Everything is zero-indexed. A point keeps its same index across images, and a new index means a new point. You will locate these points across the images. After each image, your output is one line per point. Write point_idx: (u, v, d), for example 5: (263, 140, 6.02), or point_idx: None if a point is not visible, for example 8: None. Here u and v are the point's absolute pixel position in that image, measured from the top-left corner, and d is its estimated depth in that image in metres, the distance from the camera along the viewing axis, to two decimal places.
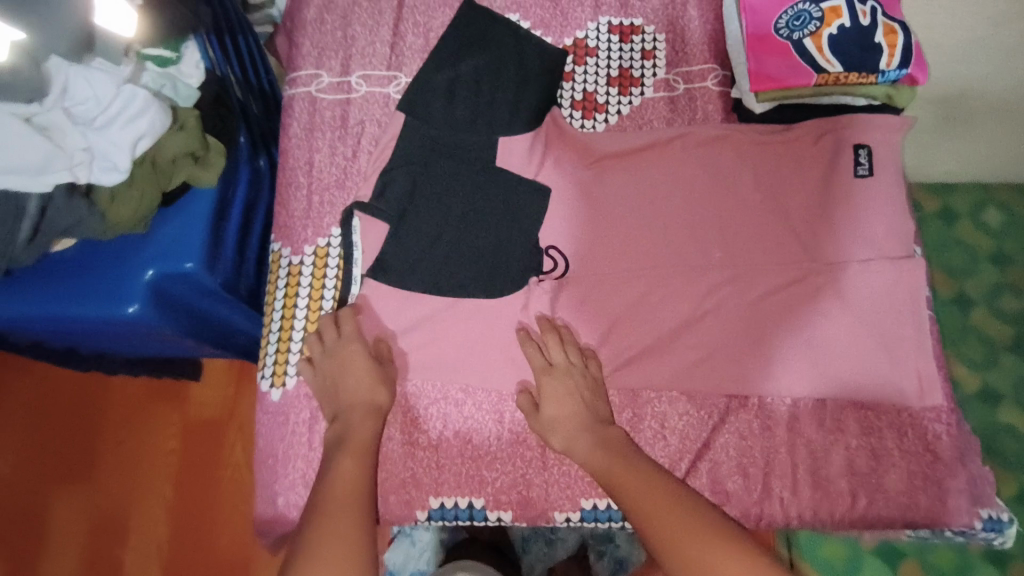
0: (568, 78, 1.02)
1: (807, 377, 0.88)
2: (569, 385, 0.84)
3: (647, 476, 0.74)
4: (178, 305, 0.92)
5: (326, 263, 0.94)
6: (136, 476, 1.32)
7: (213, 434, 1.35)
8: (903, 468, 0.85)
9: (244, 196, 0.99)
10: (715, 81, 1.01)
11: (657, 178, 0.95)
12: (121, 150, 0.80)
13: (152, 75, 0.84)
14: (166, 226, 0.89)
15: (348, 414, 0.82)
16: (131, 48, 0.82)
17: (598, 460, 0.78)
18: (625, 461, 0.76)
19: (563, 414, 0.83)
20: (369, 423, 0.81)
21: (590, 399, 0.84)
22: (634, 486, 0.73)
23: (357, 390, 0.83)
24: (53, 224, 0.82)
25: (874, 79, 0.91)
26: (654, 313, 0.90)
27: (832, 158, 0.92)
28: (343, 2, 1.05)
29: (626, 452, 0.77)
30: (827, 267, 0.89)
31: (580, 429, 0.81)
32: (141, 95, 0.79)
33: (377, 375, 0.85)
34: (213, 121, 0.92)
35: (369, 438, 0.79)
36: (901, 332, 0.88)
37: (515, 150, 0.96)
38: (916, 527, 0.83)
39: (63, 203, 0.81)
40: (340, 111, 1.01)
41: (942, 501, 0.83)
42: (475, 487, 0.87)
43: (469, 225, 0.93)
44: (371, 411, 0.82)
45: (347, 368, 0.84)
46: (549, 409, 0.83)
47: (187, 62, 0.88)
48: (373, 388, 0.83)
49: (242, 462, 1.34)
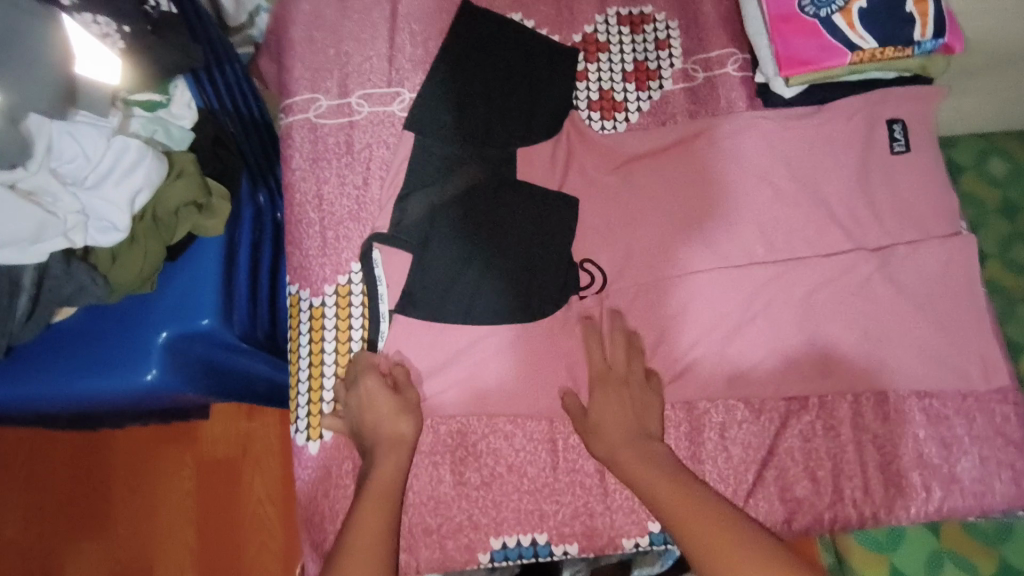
0: (582, 77, 0.97)
1: (868, 370, 0.85)
2: (621, 395, 0.79)
3: (684, 490, 0.68)
4: (197, 366, 0.84)
5: (350, 302, 0.88)
6: (154, 532, 1.22)
7: (228, 475, 1.24)
8: (975, 454, 0.83)
9: (250, 237, 0.92)
10: (736, 66, 0.97)
11: (691, 176, 0.90)
12: (119, 208, 0.72)
13: (141, 121, 0.78)
14: (175, 281, 0.82)
15: (373, 447, 0.77)
16: (117, 96, 0.75)
17: (632, 474, 0.73)
18: (661, 472, 0.71)
19: (606, 423, 0.77)
20: (394, 464, 0.74)
21: (639, 413, 0.79)
22: (669, 500, 0.68)
23: (380, 428, 0.77)
24: (54, 295, 0.74)
25: (909, 52, 0.88)
26: (704, 319, 0.86)
27: (868, 133, 0.91)
28: (332, 17, 0.98)
29: (661, 462, 0.72)
30: (875, 253, 0.87)
31: (624, 435, 0.76)
32: (134, 146, 0.72)
33: (399, 405, 0.79)
34: (213, 163, 0.85)
35: (392, 480, 0.73)
36: (959, 314, 0.85)
37: (537, 160, 0.91)
38: (995, 512, 0.82)
39: (62, 272, 0.73)
40: (344, 136, 0.94)
41: (1019, 484, 0.82)
42: (536, 522, 0.82)
43: (498, 246, 0.86)
44: (396, 450, 0.76)
45: (368, 400, 0.79)
46: (595, 414, 0.79)
47: (177, 104, 0.81)
48: (396, 418, 0.78)
49: (264, 500, 1.24)
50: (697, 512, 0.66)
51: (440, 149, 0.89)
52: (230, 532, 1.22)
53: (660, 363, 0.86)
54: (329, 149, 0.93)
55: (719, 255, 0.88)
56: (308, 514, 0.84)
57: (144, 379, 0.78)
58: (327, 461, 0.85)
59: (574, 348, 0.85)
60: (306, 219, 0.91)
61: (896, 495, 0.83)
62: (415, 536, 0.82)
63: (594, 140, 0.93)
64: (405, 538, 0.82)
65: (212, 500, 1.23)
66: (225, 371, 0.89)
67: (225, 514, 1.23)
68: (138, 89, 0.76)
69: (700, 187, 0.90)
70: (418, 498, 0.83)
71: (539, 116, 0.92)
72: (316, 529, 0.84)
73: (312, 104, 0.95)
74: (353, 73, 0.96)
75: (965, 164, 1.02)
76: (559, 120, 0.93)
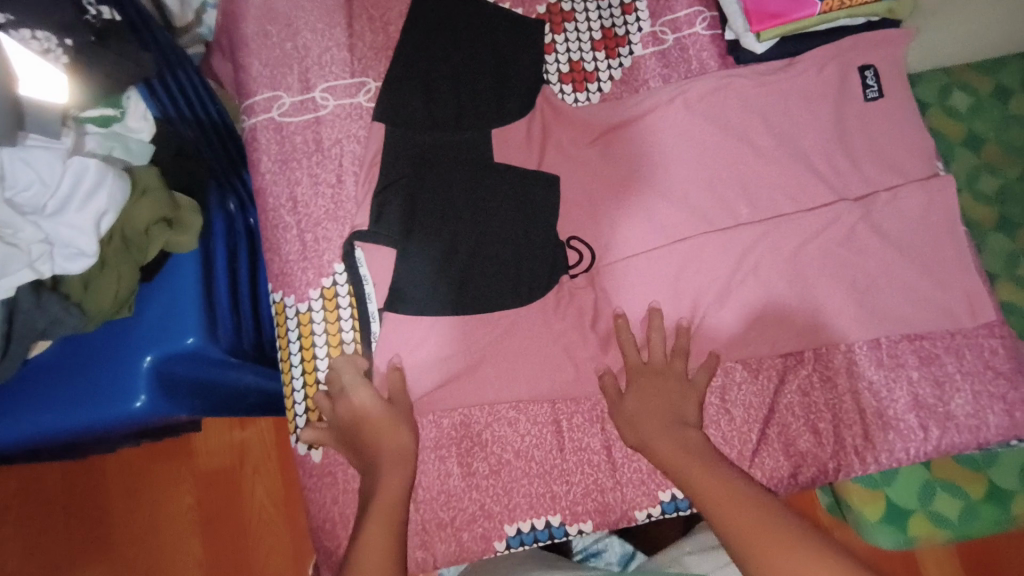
0: (550, 50, 0.96)
1: (861, 321, 0.85)
2: (660, 386, 0.80)
3: (731, 490, 0.69)
4: (188, 386, 0.81)
5: (338, 304, 0.87)
6: (159, 548, 1.20)
7: (229, 484, 1.23)
8: (967, 390, 0.85)
9: (226, 247, 0.89)
10: (704, 25, 0.97)
11: (667, 142, 0.89)
12: (84, 232, 0.68)
13: (96, 139, 0.73)
14: (153, 303, 0.79)
15: (372, 459, 0.76)
16: (67, 115, 0.71)
17: (676, 471, 0.73)
18: (710, 470, 0.71)
19: (642, 416, 0.78)
20: (398, 477, 0.74)
21: (682, 400, 0.79)
22: (717, 498, 0.69)
23: (379, 439, 0.76)
24: (27, 330, 0.70)
25: None
26: (696, 285, 0.86)
27: (842, 84, 0.90)
28: (284, 8, 0.93)
29: (709, 460, 0.73)
30: (858, 204, 0.87)
31: (660, 424, 0.77)
32: (93, 165, 0.69)
33: (394, 416, 0.78)
34: (178, 176, 0.82)
35: (396, 493, 0.72)
36: (942, 256, 0.86)
37: (514, 140, 0.89)
38: (990, 443, 0.85)
39: (34, 307, 0.69)
40: (311, 134, 0.91)
41: (1010, 415, 0.84)
42: (549, 504, 0.83)
43: (483, 233, 0.86)
44: (397, 463, 0.75)
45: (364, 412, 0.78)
46: (631, 401, 0.80)
47: (133, 116, 0.77)
48: (393, 429, 0.77)
49: (269, 505, 1.22)
50: (746, 509, 0.66)
51: (415, 138, 0.87)
52: (237, 540, 1.21)
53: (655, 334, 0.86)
54: (298, 149, 0.90)
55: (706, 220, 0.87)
56: (317, 522, 0.83)
57: (133, 406, 0.75)
58: (331, 467, 0.84)
59: (570, 327, 0.85)
60: (283, 223, 0.88)
61: (896, 439, 0.84)
62: (428, 531, 0.82)
63: (571, 115, 0.91)
64: (419, 534, 0.82)
65: (216, 511, 1.22)
66: (217, 388, 0.87)
67: (231, 523, 1.22)
68: (89, 105, 0.72)
69: (679, 153, 0.89)
70: (428, 493, 0.83)
71: (509, 95, 0.90)
72: (326, 535, 0.83)
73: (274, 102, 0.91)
74: (313, 66, 0.92)
75: (930, 100, 1.00)
76: (531, 98, 0.90)
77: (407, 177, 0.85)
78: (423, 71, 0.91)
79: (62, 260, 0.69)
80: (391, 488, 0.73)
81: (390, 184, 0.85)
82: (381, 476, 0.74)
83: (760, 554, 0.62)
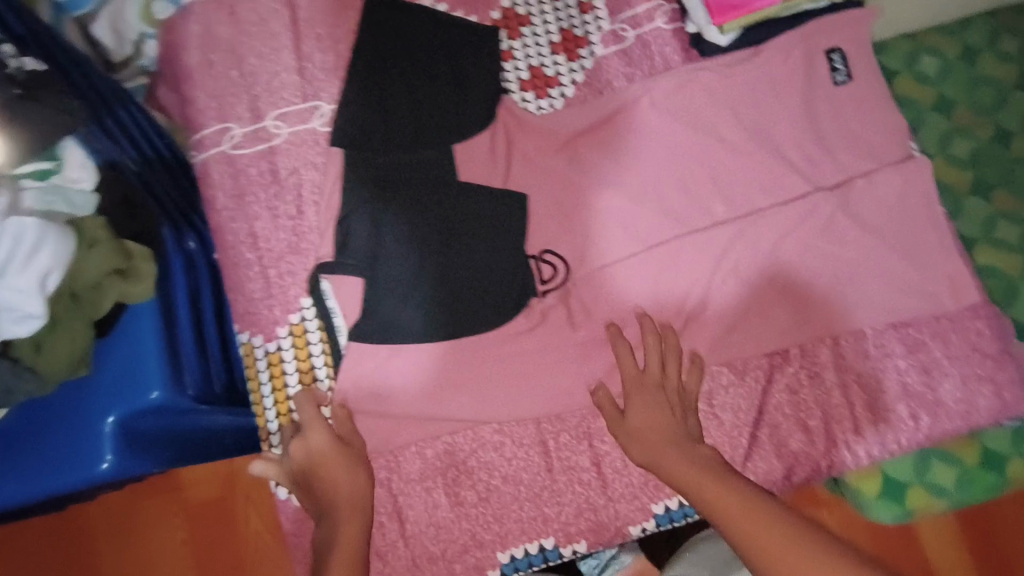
0: (508, 57, 0.91)
1: (841, 314, 0.84)
2: (659, 401, 0.75)
3: (753, 510, 0.61)
4: (157, 439, 0.79)
5: (308, 341, 0.84)
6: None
7: (217, 518, 1.16)
8: (955, 374, 0.84)
9: (187, 290, 0.86)
10: (665, 18, 0.92)
11: (634, 145, 0.87)
12: (32, 295, 0.64)
13: (34, 194, 0.67)
14: (113, 357, 0.76)
15: (330, 513, 0.71)
16: (5, 185, 0.64)
17: (688, 487, 0.67)
18: (725, 483, 0.65)
19: (644, 433, 0.73)
20: (356, 527, 0.69)
21: (680, 415, 0.74)
22: (733, 511, 0.61)
23: (336, 487, 0.72)
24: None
25: None
26: (675, 289, 0.85)
27: (810, 68, 0.87)
28: (227, 35, 0.91)
29: (723, 474, 0.66)
30: (834, 193, 0.85)
31: (665, 440, 0.72)
32: (32, 225, 0.63)
33: (351, 457, 0.75)
34: (128, 223, 0.78)
35: (356, 542, 0.68)
36: (924, 239, 0.85)
37: (478, 154, 0.86)
38: (982, 426, 0.83)
39: None
40: (267, 165, 0.88)
41: (1000, 397, 0.83)
42: (541, 527, 0.81)
43: (453, 255, 0.82)
44: (354, 513, 0.70)
45: (322, 461, 0.74)
46: (635, 418, 0.75)
47: (70, 165, 0.70)
48: (351, 474, 0.73)
49: (264, 530, 1.16)
50: (753, 516, 0.60)
51: (373, 161, 0.84)
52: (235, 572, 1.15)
53: (633, 344, 0.83)
54: (254, 181, 0.88)
55: (678, 221, 0.86)
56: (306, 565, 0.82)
57: (100, 468, 0.73)
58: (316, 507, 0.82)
59: (553, 345, 0.83)
60: (245, 260, 0.86)
61: (885, 430, 0.83)
62: (420, 566, 0.80)
63: (534, 123, 0.87)
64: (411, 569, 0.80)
65: (208, 547, 1.16)
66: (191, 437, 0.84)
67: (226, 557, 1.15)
68: (23, 161, 0.65)
69: (645, 155, 0.87)
70: (417, 526, 0.81)
71: (467, 107, 0.87)
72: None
73: (224, 133, 0.89)
74: (263, 94, 0.89)
75: (900, 66, 0.94)
76: (491, 108, 0.87)
77: (367, 205, 0.82)
78: (374, 92, 0.87)
79: (9, 324, 0.64)
80: (353, 542, 0.67)
81: (352, 213, 0.82)
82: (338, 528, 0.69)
83: (783, 564, 0.55)
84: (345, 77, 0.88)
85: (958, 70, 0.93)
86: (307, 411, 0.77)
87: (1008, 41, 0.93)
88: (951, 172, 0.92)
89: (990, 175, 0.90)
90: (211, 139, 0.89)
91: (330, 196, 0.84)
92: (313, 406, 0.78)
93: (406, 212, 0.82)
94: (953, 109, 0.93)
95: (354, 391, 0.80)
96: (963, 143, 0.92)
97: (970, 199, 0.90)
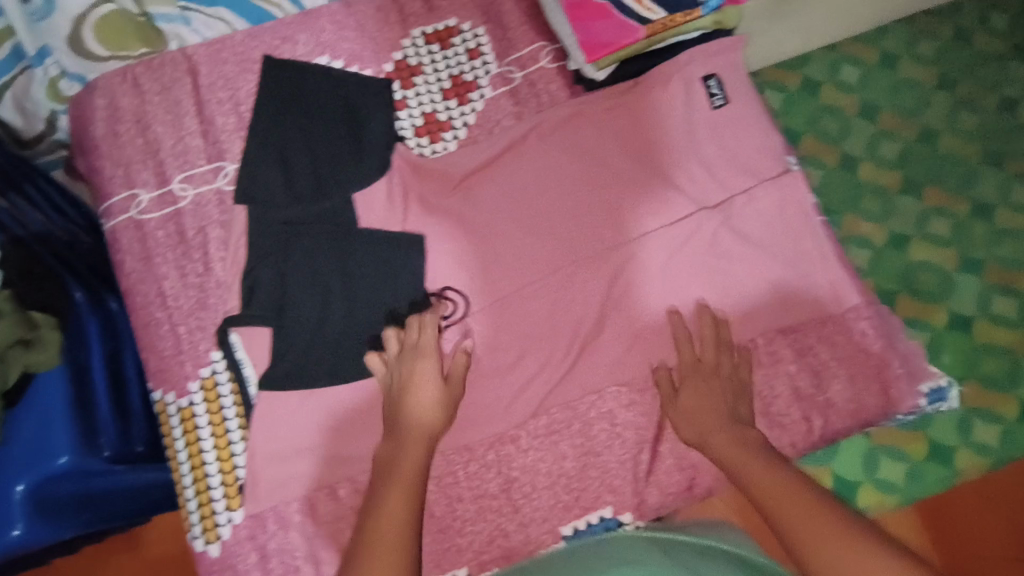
0: (401, 107, 1.06)
1: (716, 291, 0.99)
2: (715, 388, 0.91)
3: (798, 491, 0.73)
4: (64, 504, 0.90)
5: (221, 402, 0.95)
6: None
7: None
8: (806, 369, 0.98)
9: (104, 357, 0.99)
10: (549, 57, 1.10)
11: (516, 183, 1.01)
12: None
13: None
14: (20, 436, 0.88)
15: (404, 433, 0.82)
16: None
17: (726, 460, 0.82)
18: (778, 471, 0.77)
19: (693, 410, 0.89)
20: (412, 497, 0.75)
21: (732, 403, 0.90)
22: (770, 490, 0.75)
23: (410, 414, 0.84)
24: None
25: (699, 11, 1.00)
26: (530, 312, 0.98)
27: (649, 94, 1.03)
28: (129, 105, 1.02)
29: (778, 464, 0.78)
30: (655, 199, 1.00)
31: (717, 424, 0.87)
32: None
33: (444, 395, 0.87)
34: (36, 298, 0.90)
35: (407, 513, 0.73)
36: (805, 248, 1.00)
37: (375, 202, 1.00)
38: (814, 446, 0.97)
39: None
40: (173, 226, 1.00)
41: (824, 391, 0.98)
42: (454, 557, 0.92)
43: (352, 299, 0.95)
44: (410, 486, 0.76)
45: (416, 386, 0.86)
46: (685, 394, 0.91)
47: None
48: (437, 410, 0.85)
49: None
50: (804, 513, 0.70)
51: (325, 227, 0.97)
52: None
53: (489, 368, 0.96)
54: (216, 257, 0.99)
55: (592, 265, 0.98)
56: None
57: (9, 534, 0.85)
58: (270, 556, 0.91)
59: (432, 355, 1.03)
60: (207, 329, 0.96)
61: (780, 433, 0.96)
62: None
63: (468, 183, 1.01)
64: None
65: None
66: (105, 499, 0.96)
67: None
68: None
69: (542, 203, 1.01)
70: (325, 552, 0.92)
71: (408, 171, 0.98)
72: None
73: (183, 206, 1.00)
74: (212, 174, 1.01)
75: (822, 78, 1.33)
76: (431, 171, 1.01)
77: (307, 265, 0.96)
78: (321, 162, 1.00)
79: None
80: (394, 513, 0.73)
81: (298, 279, 0.95)
82: (411, 482, 0.77)
83: (819, 550, 0.66)
84: (296, 150, 1.01)
85: (800, 97, 1.32)
86: (410, 339, 0.90)
87: (848, 70, 1.33)
88: (883, 173, 1.28)
89: (916, 175, 1.27)
90: (172, 219, 1.00)
91: (278, 259, 0.96)
92: (415, 333, 0.90)
93: (350, 273, 0.96)
94: (847, 143, 1.30)
95: (280, 433, 0.93)
96: (891, 145, 1.29)
97: (889, 251, 1.24)
